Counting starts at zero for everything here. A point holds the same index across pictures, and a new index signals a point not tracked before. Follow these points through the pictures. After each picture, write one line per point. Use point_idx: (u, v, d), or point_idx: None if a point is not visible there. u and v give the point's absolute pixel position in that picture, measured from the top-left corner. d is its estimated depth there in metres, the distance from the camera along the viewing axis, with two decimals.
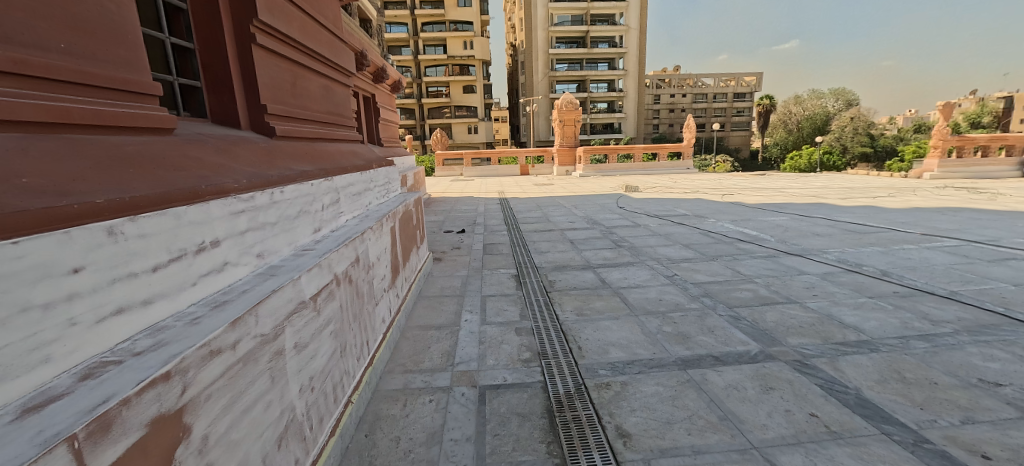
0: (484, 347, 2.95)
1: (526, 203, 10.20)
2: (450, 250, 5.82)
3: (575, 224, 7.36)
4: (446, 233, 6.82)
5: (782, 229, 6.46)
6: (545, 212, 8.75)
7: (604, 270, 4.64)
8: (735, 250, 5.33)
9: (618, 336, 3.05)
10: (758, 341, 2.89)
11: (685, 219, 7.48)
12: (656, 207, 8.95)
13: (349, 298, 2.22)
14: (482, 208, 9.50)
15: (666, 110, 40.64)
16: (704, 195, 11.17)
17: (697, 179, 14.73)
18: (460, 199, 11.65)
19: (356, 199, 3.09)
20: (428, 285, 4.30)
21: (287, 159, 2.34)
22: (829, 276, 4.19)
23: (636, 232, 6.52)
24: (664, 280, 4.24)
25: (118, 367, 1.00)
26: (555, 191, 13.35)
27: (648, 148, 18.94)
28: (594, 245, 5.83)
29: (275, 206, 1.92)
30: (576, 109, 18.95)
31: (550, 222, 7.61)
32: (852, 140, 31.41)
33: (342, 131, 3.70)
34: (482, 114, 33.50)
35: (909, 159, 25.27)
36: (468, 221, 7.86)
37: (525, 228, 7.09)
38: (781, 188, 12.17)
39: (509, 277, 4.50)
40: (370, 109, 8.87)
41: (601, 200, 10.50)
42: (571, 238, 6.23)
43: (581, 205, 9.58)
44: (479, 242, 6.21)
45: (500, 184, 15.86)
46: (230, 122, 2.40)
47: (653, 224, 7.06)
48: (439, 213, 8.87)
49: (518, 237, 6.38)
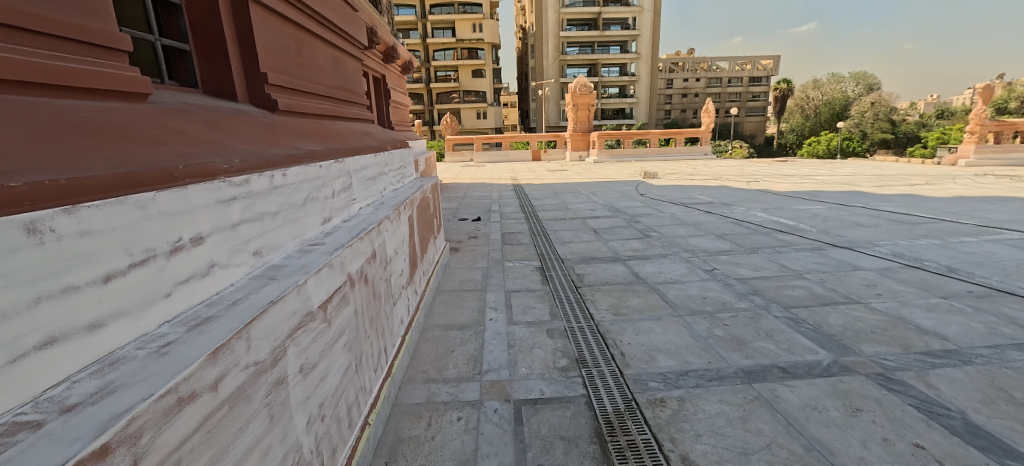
0: (514, 351, 2.63)
1: (541, 189, 9.80)
2: (466, 239, 5.48)
3: (596, 212, 6.97)
4: (461, 221, 6.48)
5: (821, 219, 6.01)
6: (563, 199, 8.36)
7: (635, 263, 4.27)
8: (775, 241, 4.91)
9: (664, 340, 2.70)
10: (827, 349, 2.53)
11: (713, 207, 7.05)
12: (679, 194, 8.50)
13: (364, 301, 1.89)
14: (496, 194, 9.14)
15: (680, 94, 39.55)
16: (727, 181, 10.67)
17: (716, 166, 14.18)
18: (473, 185, 11.28)
19: (371, 184, 2.76)
20: (446, 278, 3.98)
21: (292, 136, 2.00)
22: (888, 273, 3.79)
23: (663, 221, 6.12)
24: (703, 274, 3.87)
25: (32, 432, 0.70)
26: (570, 177, 12.92)
27: (664, 134, 18.31)
28: (620, 234, 5.45)
29: (277, 192, 1.57)
30: (590, 93, 18.32)
31: (569, 210, 7.23)
32: (872, 125, 30.38)
33: (353, 109, 3.35)
34: (492, 98, 32.89)
35: (933, 145, 24.35)
36: (483, 208, 7.52)
37: (544, 216, 6.72)
38: (808, 175, 11.59)
39: (532, 270, 4.15)
40: (381, 91, 8.49)
41: (620, 187, 10.07)
42: (594, 227, 5.86)
43: (600, 192, 9.17)
44: (496, 231, 5.86)
45: (512, 170, 15.44)
46: (225, 93, 2.04)
47: (680, 212, 6.64)
48: (452, 200, 8.53)
49: (537, 226, 6.02)
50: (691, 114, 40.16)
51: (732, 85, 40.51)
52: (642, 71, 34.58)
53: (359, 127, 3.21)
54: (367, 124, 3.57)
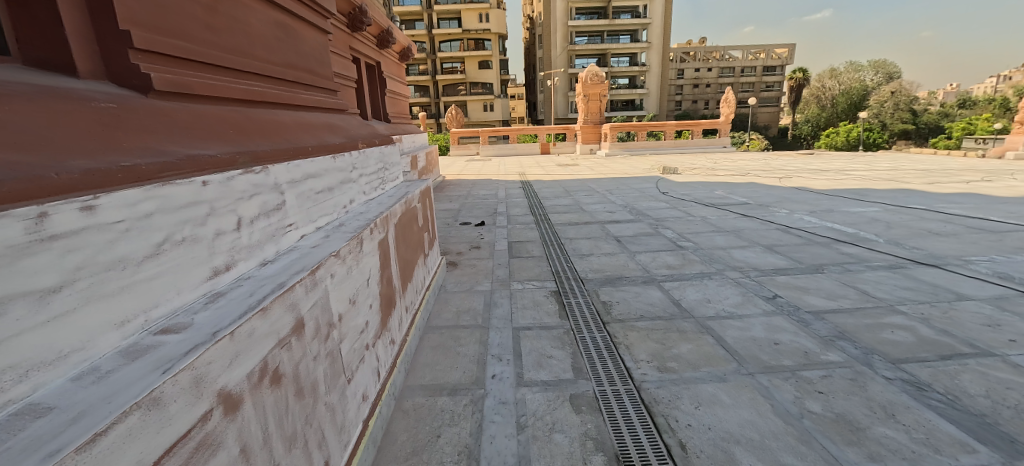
0: (525, 439, 1.84)
1: (551, 187, 8.96)
2: (467, 249, 4.69)
3: (616, 214, 6.15)
4: (462, 227, 5.70)
5: (884, 224, 5.11)
6: (576, 199, 7.51)
7: (674, 286, 3.45)
8: (840, 255, 4.04)
9: (740, 420, 1.89)
10: (990, 447, 1.71)
11: (749, 210, 6.17)
12: (706, 193, 7.63)
13: (277, 413, 1.12)
14: (503, 193, 8.35)
15: (693, 85, 38.22)
16: (755, 178, 9.73)
17: (739, 159, 13.22)
18: (478, 182, 10.47)
19: (325, 197, 1.97)
20: (440, 307, 3.19)
21: (162, 135, 1.23)
22: (1009, 305, 2.92)
23: (696, 227, 5.28)
24: (765, 305, 3.04)
25: None
26: (582, 172, 12.07)
27: (681, 126, 17.28)
28: (649, 244, 4.61)
29: (61, 246, 0.82)
30: (602, 83, 17.32)
31: (584, 212, 6.41)
32: (892, 116, 29.08)
33: (313, 96, 2.55)
34: (499, 90, 31.98)
35: (957, 137, 23.16)
36: (488, 210, 6.73)
37: (556, 220, 5.91)
38: (844, 170, 10.58)
39: (546, 295, 3.35)
40: (375, 80, 7.70)
41: (638, 184, 9.20)
42: (615, 235, 5.03)
43: (617, 190, 8.33)
44: (501, 239, 5.05)
45: (519, 165, 14.62)
46: (59, 63, 1.27)
47: (713, 216, 5.79)
48: (454, 200, 7.75)
49: (549, 233, 5.22)
50: (704, 105, 38.89)
51: (747, 75, 39.08)
52: (654, 61, 33.40)
53: (317, 117, 2.41)
54: (335, 115, 2.78)
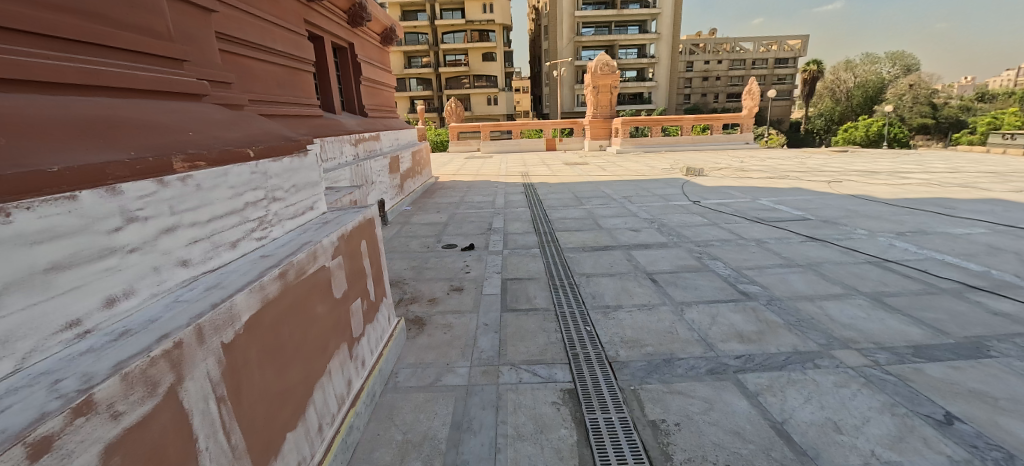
0: None
1: (558, 193, 7.62)
2: (445, 293, 3.38)
3: (642, 233, 4.82)
4: (445, 253, 4.39)
5: (1016, 257, 3.74)
6: (590, 209, 6.17)
7: (765, 383, 2.13)
8: (997, 318, 2.70)
9: None
10: None
11: (814, 229, 4.81)
12: (748, 203, 6.28)
13: None
14: (501, 201, 7.04)
15: (704, 77, 36.57)
16: (796, 181, 8.34)
17: (768, 158, 11.80)
18: (474, 184, 9.16)
19: None
20: (381, 431, 1.88)
21: None
22: None
23: (755, 256, 3.95)
24: (944, 443, 1.73)
25: None
26: (592, 172, 10.72)
27: (699, 120, 15.83)
28: (699, 288, 3.28)
29: None
30: (613, 73, 15.88)
31: (601, 229, 5.09)
32: (910, 110, 27.49)
33: (77, 64, 1.25)
34: (502, 83, 30.60)
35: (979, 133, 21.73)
36: (480, 226, 5.44)
37: (567, 243, 4.60)
38: (897, 172, 9.13)
39: (556, 403, 2.04)
40: (347, 65, 6.38)
41: (661, 188, 7.85)
42: (648, 269, 3.70)
43: (637, 197, 6.99)
44: (493, 275, 3.74)
45: (521, 163, 13.33)
46: None
47: (771, 239, 4.45)
48: (442, 211, 6.46)
49: (558, 265, 3.90)
50: (716, 99, 37.29)
51: (762, 67, 37.33)
52: (663, 52, 31.81)
53: (61, 105, 1.10)
54: (157, 104, 1.45)
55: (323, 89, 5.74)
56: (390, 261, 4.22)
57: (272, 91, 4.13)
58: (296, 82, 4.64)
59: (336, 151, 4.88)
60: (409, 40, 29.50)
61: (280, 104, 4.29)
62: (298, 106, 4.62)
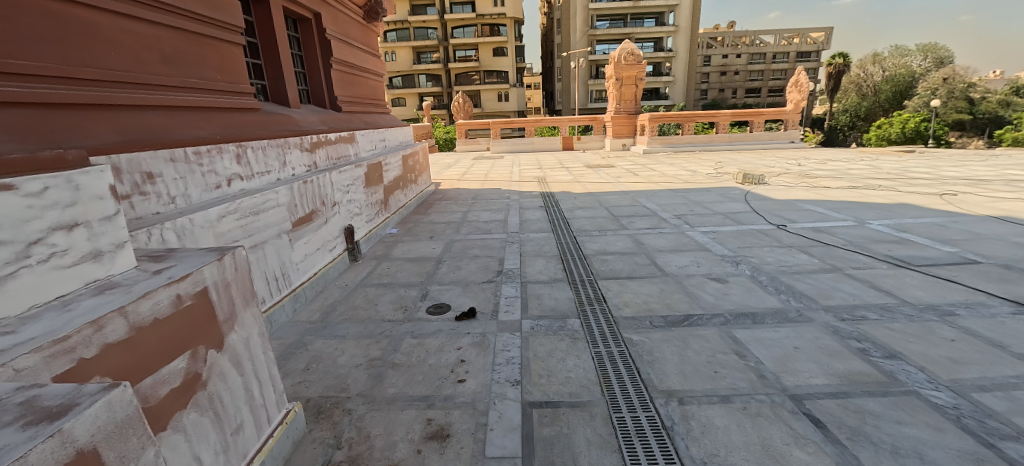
0: None
1: (588, 208, 5.92)
2: (415, 449, 1.74)
3: (735, 288, 3.14)
4: (430, 326, 2.75)
5: None
6: (638, 237, 4.49)
7: None
8: None
9: None
10: None
11: (1008, 284, 3.08)
12: (857, 229, 4.53)
13: None
14: (515, 221, 5.40)
15: (727, 71, 34.44)
16: (891, 191, 6.53)
17: (830, 161, 9.93)
18: (481, 194, 7.50)
19: None
20: None
21: None
22: None
23: (969, 354, 2.24)
24: None
25: None
26: (623, 178, 8.96)
27: (738, 115, 13.95)
28: (928, 458, 1.61)
29: None
30: (639, 64, 14.05)
31: (667, 277, 3.41)
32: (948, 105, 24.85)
33: None
34: (514, 77, 28.93)
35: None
36: (486, 267, 3.80)
37: (621, 307, 2.92)
38: (1014, 180, 7.22)
39: None
40: (310, 42, 4.76)
41: (720, 202, 6.13)
42: (791, 387, 2.02)
43: (695, 216, 5.29)
44: (507, 390, 2.09)
45: (536, 165, 11.67)
46: None
47: (959, 309, 2.73)
48: (437, 237, 4.83)
49: (618, 366, 2.23)
50: (740, 94, 35.10)
51: (789, 59, 35.02)
52: (685, 45, 29.86)
53: None
54: None
55: (274, 74, 4.15)
56: (340, 344, 2.59)
57: (146, 70, 2.55)
58: (208, 55, 3.04)
59: (272, 160, 3.25)
60: (417, 34, 27.92)
61: (169, 87, 2.69)
62: (207, 93, 3.01)
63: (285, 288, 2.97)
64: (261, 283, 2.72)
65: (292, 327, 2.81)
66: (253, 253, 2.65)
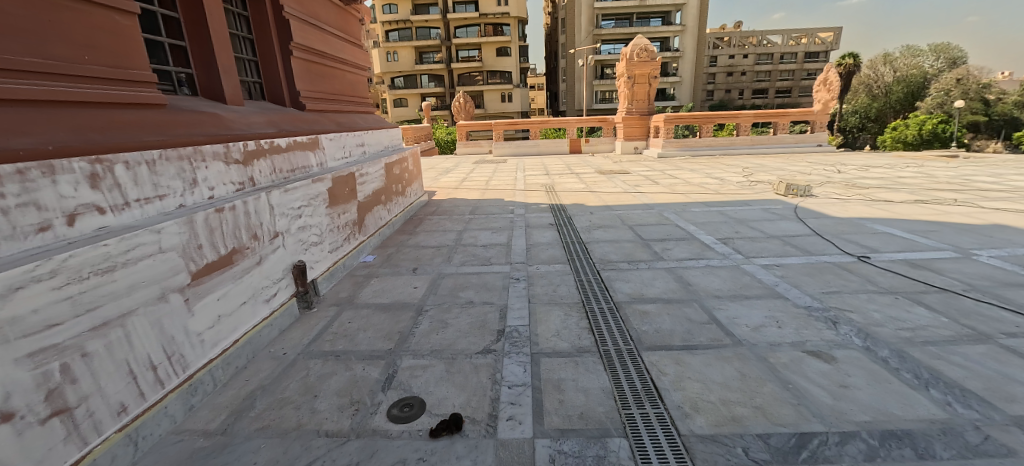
0: None
1: (609, 228, 4.88)
2: None
3: (854, 375, 2.09)
4: (388, 452, 1.70)
5: None
6: (682, 273, 3.45)
7: None
8: None
9: None
10: None
11: None
12: (968, 265, 3.47)
13: None
14: (521, 246, 4.37)
15: (738, 71, 33.32)
16: (972, 207, 5.45)
17: (874, 168, 8.86)
18: (480, 206, 6.47)
19: None
20: None
21: None
22: None
23: None
24: None
25: None
26: (642, 186, 7.90)
27: (761, 116, 12.88)
28: None
29: None
30: (653, 61, 12.99)
31: (742, 347, 2.37)
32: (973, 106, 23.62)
33: None
34: (518, 77, 27.93)
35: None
36: (482, 322, 2.76)
37: (689, 413, 1.87)
38: None
39: None
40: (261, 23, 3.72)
41: (768, 220, 5.08)
42: None
43: (744, 241, 4.26)
44: None
45: (542, 170, 10.67)
46: None
47: None
48: (422, 270, 3.81)
49: None
50: (750, 95, 33.96)
51: (803, 59, 33.83)
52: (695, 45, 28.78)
53: None
54: None
55: (204, 61, 3.13)
56: None
57: None
58: (66, 24, 2.00)
59: (166, 179, 2.21)
60: (418, 33, 26.96)
61: None
62: (66, 80, 1.98)
63: (177, 376, 1.96)
64: (118, 382, 1.70)
65: (176, 446, 1.79)
66: (100, 338, 1.64)
